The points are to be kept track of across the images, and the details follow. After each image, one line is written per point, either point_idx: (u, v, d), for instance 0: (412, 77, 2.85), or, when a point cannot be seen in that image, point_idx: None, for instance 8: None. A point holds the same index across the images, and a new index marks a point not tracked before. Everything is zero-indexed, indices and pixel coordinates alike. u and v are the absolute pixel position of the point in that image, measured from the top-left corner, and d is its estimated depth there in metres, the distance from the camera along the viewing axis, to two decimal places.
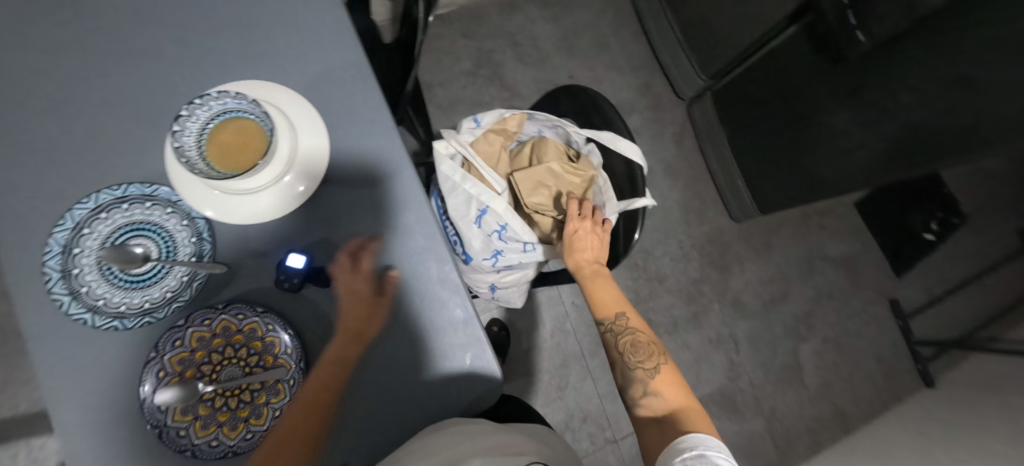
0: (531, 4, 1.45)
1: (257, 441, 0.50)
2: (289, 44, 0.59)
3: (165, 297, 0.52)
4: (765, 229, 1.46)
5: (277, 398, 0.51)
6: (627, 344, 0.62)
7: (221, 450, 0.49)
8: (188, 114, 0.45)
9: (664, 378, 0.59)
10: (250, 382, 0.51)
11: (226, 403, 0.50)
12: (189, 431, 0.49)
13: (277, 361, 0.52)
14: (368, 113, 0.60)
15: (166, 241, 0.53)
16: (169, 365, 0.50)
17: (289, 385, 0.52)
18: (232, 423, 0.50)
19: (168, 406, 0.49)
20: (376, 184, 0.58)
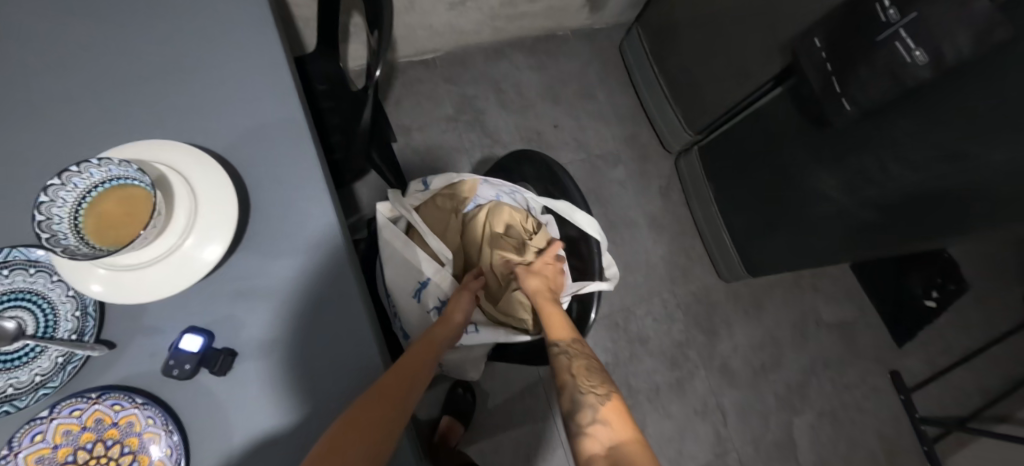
0: (519, 51, 1.44)
1: None
2: (217, 98, 0.55)
3: (32, 382, 0.44)
4: (755, 289, 1.38)
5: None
6: (583, 368, 0.53)
7: None
8: (61, 183, 0.39)
9: (614, 407, 0.46)
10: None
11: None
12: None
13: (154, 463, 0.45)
14: (298, 174, 0.54)
15: (45, 314, 0.46)
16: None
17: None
18: None
19: None
20: (299, 255, 0.52)
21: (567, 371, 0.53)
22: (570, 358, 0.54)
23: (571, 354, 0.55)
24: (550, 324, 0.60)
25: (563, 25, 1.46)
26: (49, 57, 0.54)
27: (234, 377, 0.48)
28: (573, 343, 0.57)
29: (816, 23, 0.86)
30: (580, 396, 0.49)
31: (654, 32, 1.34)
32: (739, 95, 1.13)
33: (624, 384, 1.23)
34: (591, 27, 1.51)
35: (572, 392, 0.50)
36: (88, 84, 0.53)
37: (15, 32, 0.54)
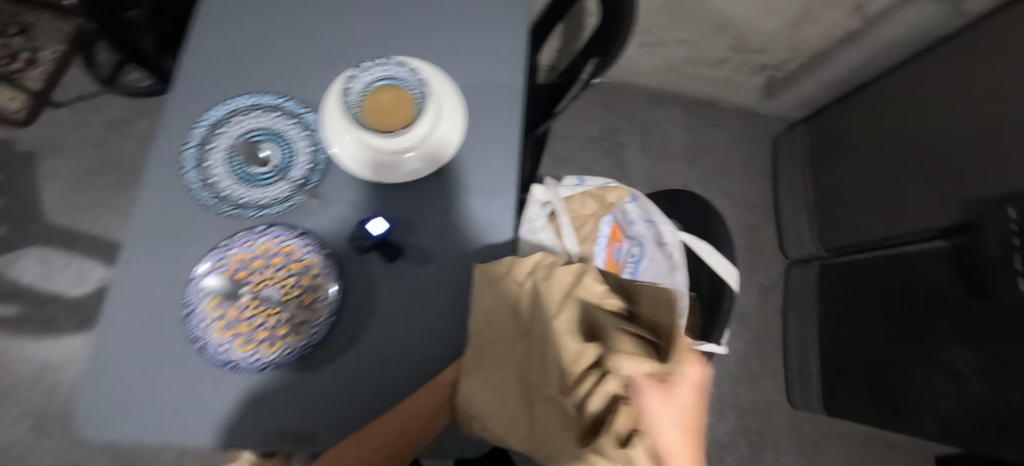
0: (678, 106, 1.48)
1: (258, 368, 0.50)
2: (468, 47, 0.64)
3: (260, 202, 0.55)
4: (821, 430, 1.27)
5: (295, 337, 0.51)
6: None
7: (225, 357, 0.50)
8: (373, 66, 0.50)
9: None
10: (283, 310, 0.52)
11: (254, 318, 0.51)
12: (210, 326, 0.50)
13: (312, 305, 0.52)
14: (504, 133, 0.62)
15: (288, 155, 0.57)
16: (230, 259, 0.52)
17: (309, 331, 0.51)
18: (248, 338, 0.50)
19: (207, 295, 0.51)
20: (483, 198, 0.60)
21: None
22: None
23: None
24: None
25: (730, 99, 1.48)
26: None
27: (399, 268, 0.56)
28: None
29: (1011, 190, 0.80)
30: None
31: (824, 141, 1.33)
32: (896, 232, 1.08)
33: None
34: (755, 110, 1.51)
35: None
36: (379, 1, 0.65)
37: None
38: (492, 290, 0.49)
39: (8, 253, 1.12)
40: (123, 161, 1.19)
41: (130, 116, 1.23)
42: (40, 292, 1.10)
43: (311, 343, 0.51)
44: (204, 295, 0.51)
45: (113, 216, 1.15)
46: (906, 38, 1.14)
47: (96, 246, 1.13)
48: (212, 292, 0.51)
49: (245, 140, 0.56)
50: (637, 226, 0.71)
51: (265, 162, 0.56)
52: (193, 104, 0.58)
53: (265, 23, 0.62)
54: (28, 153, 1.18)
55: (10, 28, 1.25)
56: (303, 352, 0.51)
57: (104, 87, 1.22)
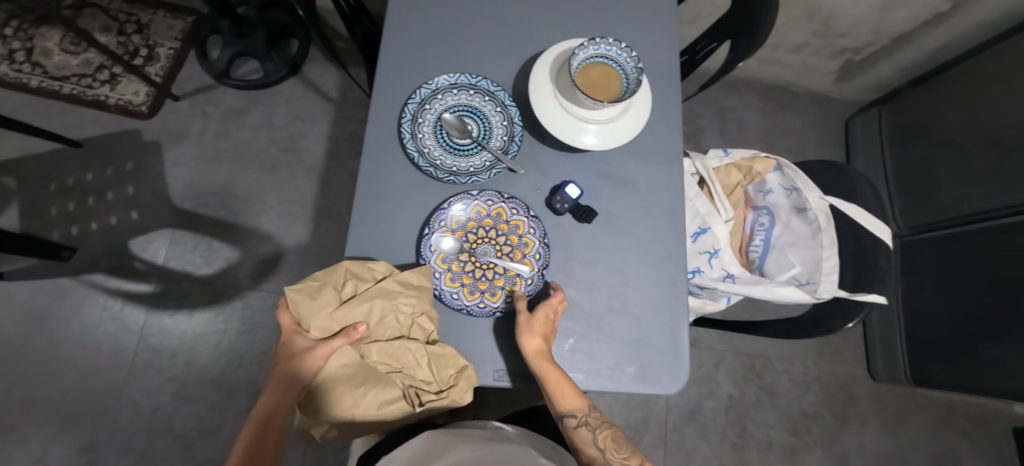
0: (752, 91, 1.52)
1: (487, 313, 0.57)
2: (632, 31, 0.70)
3: (469, 170, 0.61)
4: (899, 400, 1.34)
5: (513, 288, 0.58)
6: (606, 439, 0.53)
7: (459, 305, 0.57)
8: (596, 43, 0.55)
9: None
10: (499, 265, 0.58)
11: (473, 271, 0.58)
12: (441, 277, 0.57)
13: (523, 259, 0.59)
14: (669, 106, 0.67)
15: (484, 128, 0.63)
16: (450, 221, 0.59)
17: (525, 283, 0.58)
18: (472, 289, 0.57)
19: (435, 251, 0.57)
20: (657, 166, 0.65)
21: (590, 448, 0.53)
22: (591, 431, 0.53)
23: (597, 427, 0.53)
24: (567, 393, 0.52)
25: (802, 83, 1.52)
26: None
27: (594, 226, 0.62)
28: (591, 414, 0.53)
29: None
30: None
31: (903, 121, 1.36)
32: (985, 206, 1.11)
33: (741, 424, 1.26)
34: (826, 94, 1.55)
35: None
36: None
37: None
38: (307, 306, 0.50)
39: (140, 235, 1.19)
40: (242, 150, 1.28)
41: (244, 108, 1.32)
42: (171, 271, 1.18)
43: (528, 294, 0.58)
44: (433, 250, 0.57)
45: (237, 201, 1.24)
46: (994, 19, 1.18)
47: (221, 228, 1.22)
48: (441, 248, 0.58)
49: (449, 113, 0.62)
50: (774, 197, 0.77)
51: (468, 134, 0.62)
52: (399, 80, 0.64)
53: (453, 7, 0.68)
54: (154, 143, 1.27)
55: (127, 26, 1.34)
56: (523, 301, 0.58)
57: (218, 81, 1.31)
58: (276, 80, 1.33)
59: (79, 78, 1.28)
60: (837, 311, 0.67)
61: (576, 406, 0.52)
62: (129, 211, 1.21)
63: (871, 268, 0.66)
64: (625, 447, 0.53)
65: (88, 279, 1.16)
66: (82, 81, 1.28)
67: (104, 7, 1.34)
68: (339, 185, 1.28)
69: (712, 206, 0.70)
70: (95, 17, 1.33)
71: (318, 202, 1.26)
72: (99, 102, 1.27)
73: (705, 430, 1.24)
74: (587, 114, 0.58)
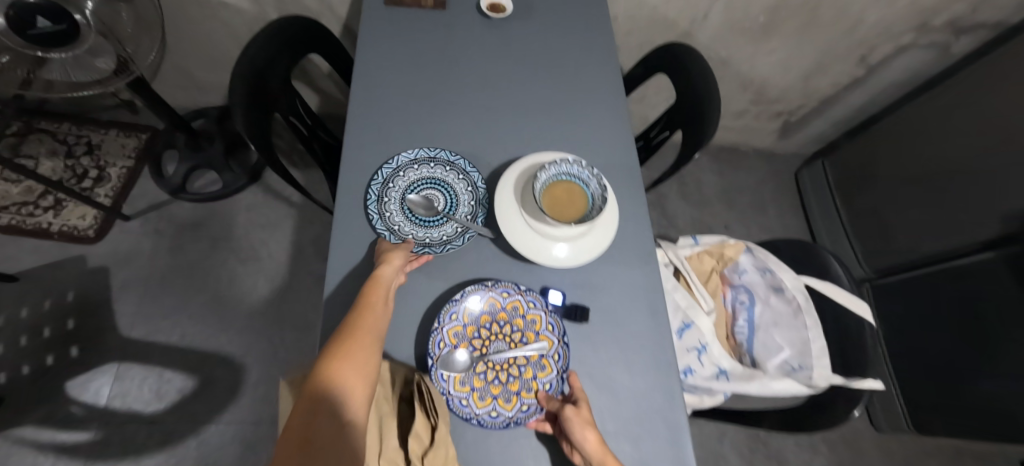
0: (704, 155, 1.60)
1: (534, 413, 0.53)
2: (589, 133, 0.72)
3: (441, 240, 0.61)
4: (908, 451, 1.28)
5: (543, 373, 0.55)
6: None
7: (503, 420, 0.52)
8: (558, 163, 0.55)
9: None
10: (519, 357, 0.55)
11: (494, 377, 0.54)
12: (471, 401, 0.52)
13: (537, 337, 0.57)
14: (633, 205, 0.68)
15: (450, 196, 0.64)
16: (448, 337, 0.54)
17: (554, 361, 0.55)
18: (506, 395, 0.53)
19: (451, 377, 0.53)
20: (631, 267, 0.64)
21: None
22: None
23: None
24: None
25: (748, 143, 1.62)
26: (479, 78, 0.74)
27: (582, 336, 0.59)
28: None
29: None
30: None
31: (846, 172, 1.44)
32: (943, 248, 1.16)
33: None
34: (771, 151, 1.65)
35: None
36: (503, 103, 0.73)
37: (459, 57, 0.75)
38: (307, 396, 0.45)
39: (80, 374, 1.08)
40: (198, 265, 1.22)
41: (200, 221, 1.27)
42: (115, 412, 1.05)
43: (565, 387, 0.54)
44: (449, 376, 0.53)
45: (192, 321, 1.16)
46: (903, 79, 1.32)
47: (173, 354, 1.12)
48: (455, 370, 0.53)
49: (412, 192, 0.63)
50: (750, 276, 0.76)
51: (434, 207, 0.62)
52: (361, 203, 0.61)
53: (411, 124, 0.68)
54: (100, 268, 1.19)
55: (76, 149, 1.30)
56: (563, 378, 0.55)
57: (173, 195, 1.26)
58: (235, 189, 1.29)
59: (19, 207, 1.21)
60: (834, 397, 0.64)
61: None
62: (68, 348, 1.10)
63: (858, 348, 0.65)
64: None
65: (14, 433, 1.01)
66: (23, 209, 1.21)
67: (53, 131, 1.31)
68: (303, 289, 1.22)
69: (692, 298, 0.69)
70: (41, 142, 1.29)
71: (282, 309, 1.19)
72: (41, 230, 1.19)
73: None
74: (556, 233, 0.57)
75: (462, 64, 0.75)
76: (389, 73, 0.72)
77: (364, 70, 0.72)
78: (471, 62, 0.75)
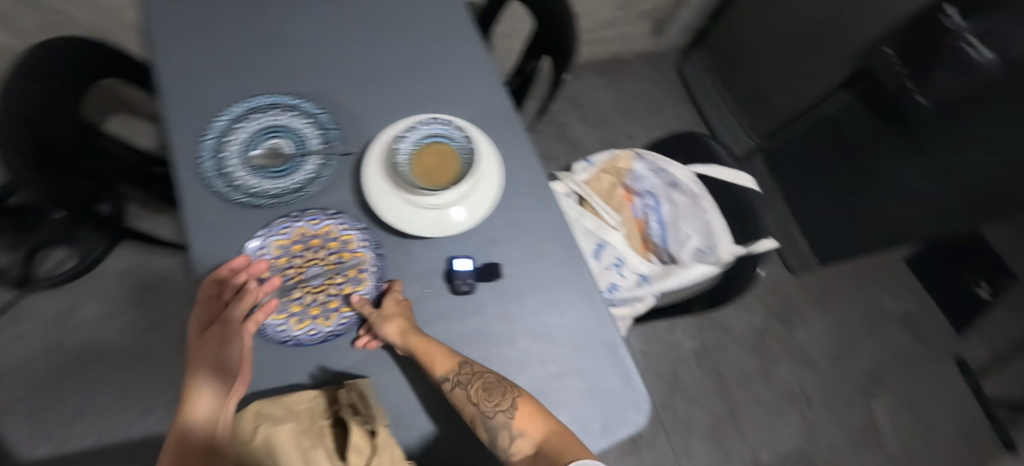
0: (591, 72, 1.59)
1: (353, 323, 0.53)
2: (453, 84, 0.67)
3: (307, 180, 0.58)
4: (822, 283, 1.46)
5: (361, 285, 0.55)
6: (482, 389, 0.46)
7: (322, 336, 0.51)
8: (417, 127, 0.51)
9: (525, 416, 0.44)
10: (335, 275, 0.55)
11: (311, 299, 0.53)
12: (287, 326, 0.51)
13: (354, 254, 0.56)
14: (519, 148, 0.65)
15: (296, 138, 0.60)
16: (258, 272, 0.53)
17: (370, 272, 0.55)
18: (325, 313, 0.53)
19: (263, 306, 0.51)
20: (533, 209, 0.63)
21: (467, 405, 0.45)
22: (464, 392, 0.46)
23: (470, 382, 0.46)
24: (425, 355, 0.47)
25: (628, 49, 1.63)
26: (315, 57, 0.65)
27: (505, 292, 0.58)
28: (460, 370, 0.47)
29: (887, 32, 1.04)
30: (491, 422, 0.44)
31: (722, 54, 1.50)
32: (810, 101, 1.26)
33: (715, 372, 1.29)
34: (650, 50, 1.68)
35: (480, 423, 0.44)
36: (353, 79, 0.65)
37: (284, 39, 0.65)
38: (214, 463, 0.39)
39: None
40: (88, 355, 1.06)
41: (70, 307, 1.09)
42: None
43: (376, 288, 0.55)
44: (261, 308, 0.51)
45: (104, 416, 1.02)
46: None
47: (97, 457, 0.99)
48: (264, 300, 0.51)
49: (254, 147, 0.58)
50: (649, 179, 0.78)
51: (281, 154, 0.59)
52: (222, 234, 0.53)
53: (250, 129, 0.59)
54: None
55: None
56: (377, 286, 0.55)
57: (23, 290, 1.08)
58: (94, 258, 1.09)
59: None
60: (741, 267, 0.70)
61: (445, 365, 0.47)
62: None
63: (747, 217, 0.71)
64: (496, 392, 0.46)
65: None
66: None
67: None
68: None
69: (599, 219, 0.70)
70: None
71: None
72: None
73: (692, 396, 1.25)
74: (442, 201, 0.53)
75: (288, 48, 0.65)
76: (207, 79, 0.61)
77: (174, 83, 0.60)
78: (297, 42, 0.65)
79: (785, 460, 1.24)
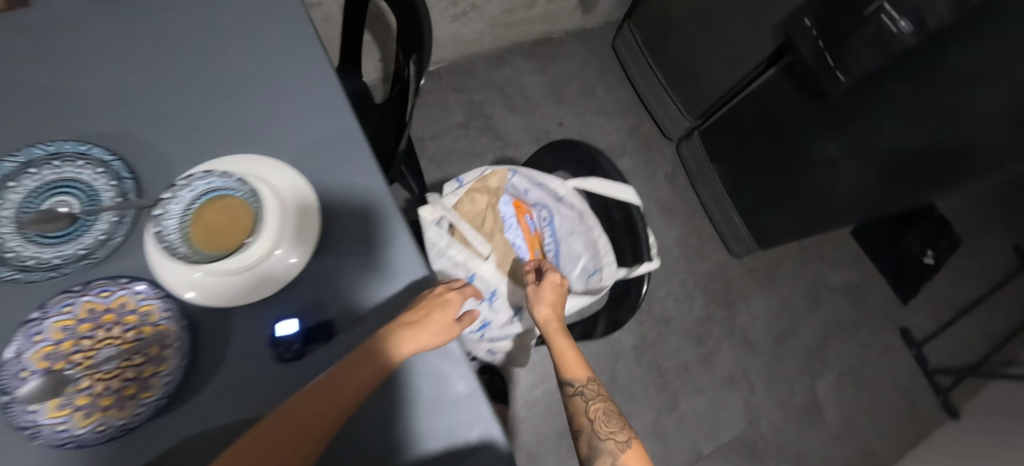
0: (518, 56, 1.49)
1: (151, 410, 0.47)
2: (285, 111, 0.60)
3: (97, 242, 0.52)
4: (765, 262, 1.43)
5: (163, 365, 0.49)
6: (597, 410, 0.49)
7: (111, 431, 0.46)
8: (184, 185, 0.44)
9: (636, 454, 0.45)
10: (132, 356, 0.49)
11: (102, 387, 0.47)
12: (68, 425, 0.45)
13: (156, 329, 0.50)
14: (361, 178, 0.59)
15: (85, 194, 0.53)
16: (34, 363, 0.46)
17: (174, 349, 0.49)
18: (119, 402, 0.47)
19: (39, 405, 0.45)
20: (375, 249, 0.57)
21: (581, 415, 0.49)
22: (584, 401, 0.50)
23: (593, 397, 0.50)
24: (565, 361, 0.55)
25: (557, 28, 1.52)
26: (117, 96, 0.58)
27: (340, 352, 0.53)
28: (586, 383, 0.52)
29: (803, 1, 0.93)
30: (598, 443, 0.46)
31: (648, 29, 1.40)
32: (734, 79, 1.20)
33: (654, 365, 1.27)
34: (583, 27, 1.58)
35: (588, 438, 0.47)
36: (166, 116, 0.58)
37: (81, 77, 0.58)
38: None
39: None
40: None
41: None
42: None
43: (180, 366, 0.49)
44: (36, 407, 0.45)
45: None
46: None
47: None
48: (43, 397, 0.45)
49: (32, 206, 0.51)
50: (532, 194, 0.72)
51: (64, 215, 0.51)
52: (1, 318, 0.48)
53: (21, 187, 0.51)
54: None
55: None
56: (180, 365, 0.49)
57: None
58: None
59: None
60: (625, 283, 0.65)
61: (575, 374, 0.53)
62: None
63: (631, 231, 0.65)
64: (614, 418, 0.48)
65: None
66: None
67: None
68: None
69: (470, 249, 0.63)
70: None
71: None
72: None
73: (630, 392, 1.23)
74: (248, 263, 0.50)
75: (85, 87, 0.57)
76: None
77: None
78: (96, 81, 0.58)
79: (726, 447, 1.23)
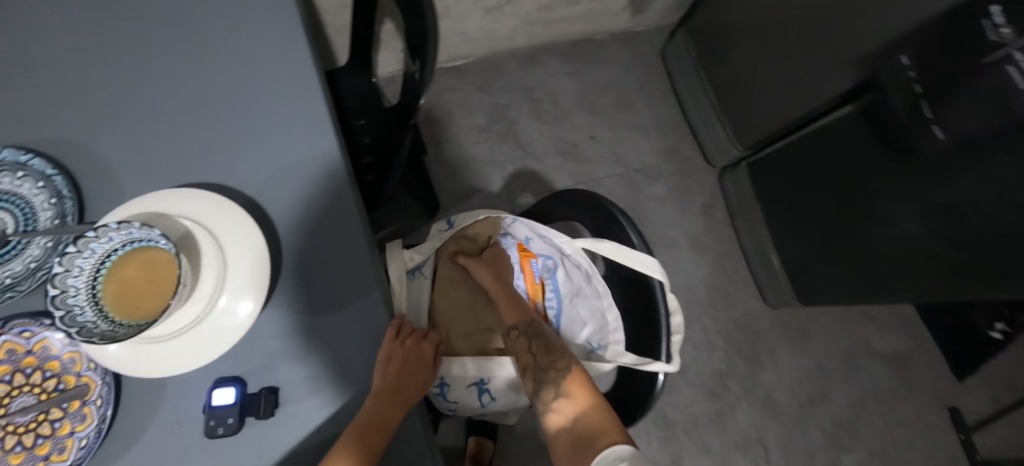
0: (553, 57, 1.36)
1: None
2: (254, 129, 0.51)
3: (27, 271, 0.45)
4: (802, 316, 1.28)
5: (82, 424, 0.42)
6: (540, 353, 0.57)
7: None
8: (93, 236, 0.36)
9: (574, 379, 0.54)
10: (48, 411, 0.42)
11: (14, 444, 0.41)
12: None
13: (81, 380, 0.44)
14: (333, 220, 0.49)
15: (19, 210, 0.46)
16: None
17: (97, 406, 0.43)
18: (28, 464, 0.41)
19: None
20: (338, 311, 0.47)
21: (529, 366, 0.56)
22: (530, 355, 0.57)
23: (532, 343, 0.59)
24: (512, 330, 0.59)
25: (601, 29, 1.38)
26: (72, 99, 0.51)
27: (283, 432, 0.44)
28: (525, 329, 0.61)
29: (899, 34, 0.76)
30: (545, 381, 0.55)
31: (704, 40, 1.23)
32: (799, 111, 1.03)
33: (659, 415, 1.17)
34: (630, 30, 1.42)
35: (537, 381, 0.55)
36: (123, 125, 0.50)
37: (38, 75, 0.51)
38: None
39: None
40: None
41: None
42: None
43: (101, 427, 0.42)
44: None
45: None
46: None
47: None
48: None
49: None
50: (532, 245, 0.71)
51: None
52: None
53: None
54: None
55: None
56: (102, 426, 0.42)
57: None
58: None
59: None
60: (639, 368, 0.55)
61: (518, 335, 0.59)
62: None
63: (649, 309, 0.56)
64: (553, 356, 0.57)
65: None
66: None
67: None
68: None
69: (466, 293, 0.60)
70: None
71: None
72: None
73: None
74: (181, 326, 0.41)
75: (41, 87, 0.51)
76: None
77: None
78: (54, 80, 0.51)
79: None
